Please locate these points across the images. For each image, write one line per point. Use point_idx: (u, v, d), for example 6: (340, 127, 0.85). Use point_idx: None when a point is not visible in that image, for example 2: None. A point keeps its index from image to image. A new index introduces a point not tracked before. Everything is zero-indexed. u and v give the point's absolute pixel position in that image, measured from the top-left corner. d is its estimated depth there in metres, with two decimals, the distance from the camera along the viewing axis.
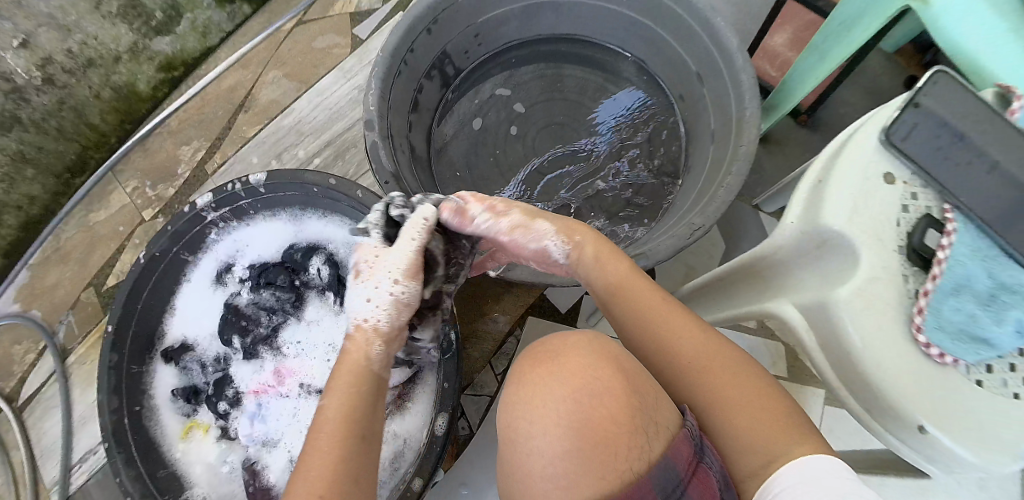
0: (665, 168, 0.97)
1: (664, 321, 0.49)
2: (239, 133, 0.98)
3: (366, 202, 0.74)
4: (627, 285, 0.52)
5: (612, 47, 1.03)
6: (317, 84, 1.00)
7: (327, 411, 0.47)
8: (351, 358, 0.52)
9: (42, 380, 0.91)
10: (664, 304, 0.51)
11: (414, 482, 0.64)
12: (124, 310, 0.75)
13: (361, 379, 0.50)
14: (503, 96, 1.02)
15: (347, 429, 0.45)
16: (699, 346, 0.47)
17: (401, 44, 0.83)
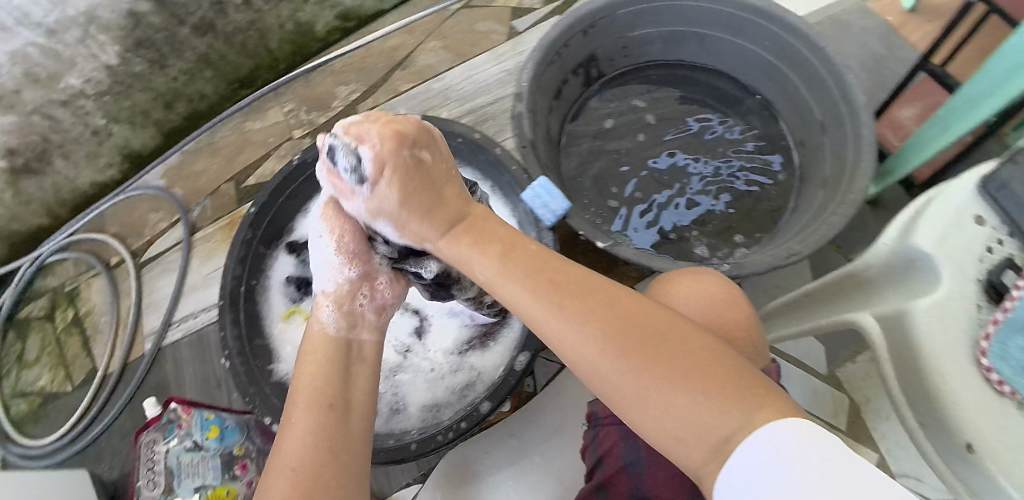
0: (768, 205, 1.01)
1: (572, 321, 0.44)
2: (392, 86, 1.04)
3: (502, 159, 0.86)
4: (536, 315, 0.46)
5: (744, 83, 1.10)
6: (474, 62, 1.05)
7: (298, 391, 0.50)
8: (317, 338, 0.55)
9: (167, 247, 1.01)
10: (562, 308, 0.44)
11: (482, 405, 0.68)
12: (269, 197, 0.81)
13: (328, 357, 0.53)
14: (638, 106, 1.10)
15: (318, 408, 0.47)
16: (600, 338, 0.42)
17: (562, 37, 0.92)
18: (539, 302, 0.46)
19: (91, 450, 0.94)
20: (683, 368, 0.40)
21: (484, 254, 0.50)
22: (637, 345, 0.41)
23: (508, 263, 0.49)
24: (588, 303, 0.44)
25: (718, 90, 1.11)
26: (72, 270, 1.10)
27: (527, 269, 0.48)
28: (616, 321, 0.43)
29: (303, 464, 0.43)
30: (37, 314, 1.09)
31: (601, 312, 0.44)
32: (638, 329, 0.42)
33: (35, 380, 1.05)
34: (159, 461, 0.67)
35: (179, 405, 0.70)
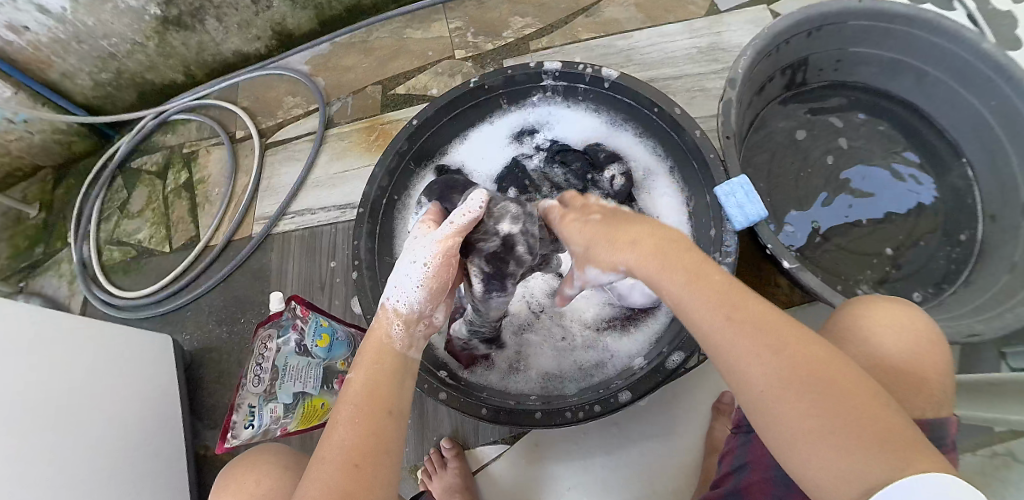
0: (946, 271, 0.83)
1: (737, 341, 0.38)
2: (572, 32, 0.97)
3: (699, 146, 0.68)
4: (692, 313, 0.41)
5: (955, 142, 0.87)
6: (667, 29, 0.97)
7: (347, 393, 0.40)
8: (378, 338, 0.44)
9: (297, 135, 0.97)
10: (728, 325, 0.39)
11: (621, 396, 0.59)
12: (435, 114, 0.75)
13: (379, 358, 0.43)
14: (835, 126, 0.94)
15: (371, 417, 0.38)
16: (771, 371, 0.36)
17: (786, 32, 0.79)
18: (701, 304, 0.41)
19: (184, 314, 0.94)
20: (863, 429, 0.33)
21: (670, 269, 0.44)
22: (808, 385, 0.35)
23: (686, 269, 0.43)
24: (762, 327, 0.38)
25: (915, 133, 0.91)
26: (193, 133, 1.07)
27: (699, 278, 0.42)
28: (787, 354, 0.37)
29: (342, 485, 0.34)
30: (151, 168, 1.09)
31: (776, 343, 0.37)
32: (817, 372, 0.36)
33: (135, 232, 1.05)
34: (268, 358, 0.61)
35: (299, 304, 0.63)
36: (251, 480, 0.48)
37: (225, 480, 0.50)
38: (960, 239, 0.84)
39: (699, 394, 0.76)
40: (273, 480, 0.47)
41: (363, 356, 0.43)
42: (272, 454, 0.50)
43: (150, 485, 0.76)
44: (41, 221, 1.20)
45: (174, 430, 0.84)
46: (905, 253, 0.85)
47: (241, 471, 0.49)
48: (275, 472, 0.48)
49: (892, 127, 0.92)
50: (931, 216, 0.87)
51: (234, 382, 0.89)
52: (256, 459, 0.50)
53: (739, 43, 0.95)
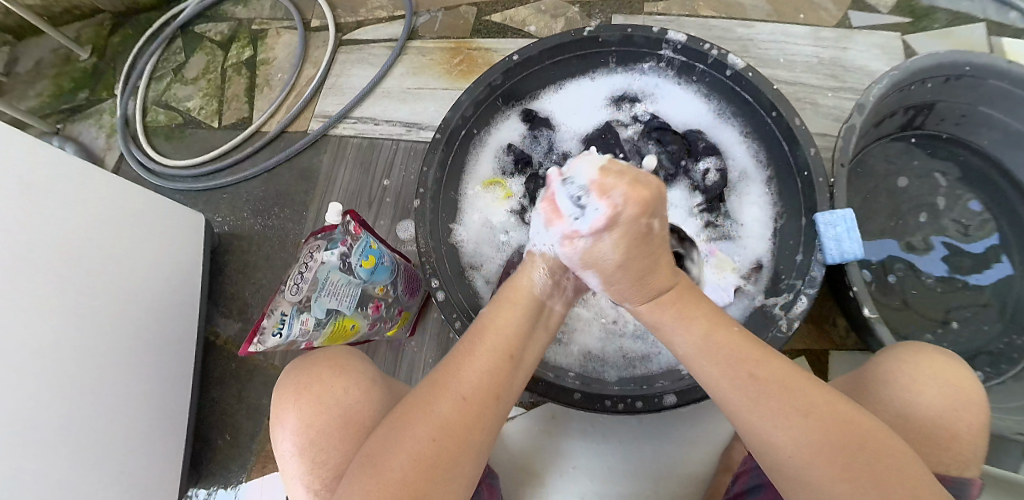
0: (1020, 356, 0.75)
1: (759, 406, 0.37)
2: (692, 3, 0.89)
3: (811, 165, 0.60)
4: (712, 380, 0.40)
5: None
6: (792, 28, 0.88)
7: (483, 331, 0.41)
8: (524, 286, 0.45)
9: (375, 38, 0.90)
10: (750, 393, 0.37)
11: (667, 397, 0.54)
12: (536, 54, 0.68)
13: (525, 309, 0.43)
14: (938, 183, 0.84)
15: (492, 359, 0.39)
16: (800, 437, 0.35)
17: (927, 70, 0.72)
18: (720, 370, 0.39)
19: (220, 196, 0.91)
20: (897, 491, 0.32)
21: (689, 324, 0.42)
22: (841, 451, 0.34)
23: (703, 334, 0.42)
24: (786, 392, 0.37)
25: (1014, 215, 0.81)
26: (266, 10, 1.01)
27: (717, 344, 0.41)
28: (814, 417, 0.35)
29: (452, 420, 0.35)
30: (214, 36, 1.03)
31: (804, 408, 0.36)
32: (848, 436, 0.34)
33: (186, 99, 1.00)
34: (311, 268, 0.56)
35: (354, 221, 0.60)
36: (337, 385, 0.47)
37: (306, 377, 0.48)
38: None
39: (728, 414, 0.71)
40: (360, 390, 0.47)
41: (501, 301, 0.44)
42: (358, 361, 0.51)
43: (154, 358, 0.74)
44: (91, 65, 1.16)
45: (188, 309, 0.82)
46: (968, 327, 0.77)
47: (325, 369, 0.49)
48: (363, 383, 0.48)
49: (988, 202, 0.82)
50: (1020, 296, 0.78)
51: (256, 276, 0.87)
52: (338, 360, 0.50)
53: (866, 62, 0.86)
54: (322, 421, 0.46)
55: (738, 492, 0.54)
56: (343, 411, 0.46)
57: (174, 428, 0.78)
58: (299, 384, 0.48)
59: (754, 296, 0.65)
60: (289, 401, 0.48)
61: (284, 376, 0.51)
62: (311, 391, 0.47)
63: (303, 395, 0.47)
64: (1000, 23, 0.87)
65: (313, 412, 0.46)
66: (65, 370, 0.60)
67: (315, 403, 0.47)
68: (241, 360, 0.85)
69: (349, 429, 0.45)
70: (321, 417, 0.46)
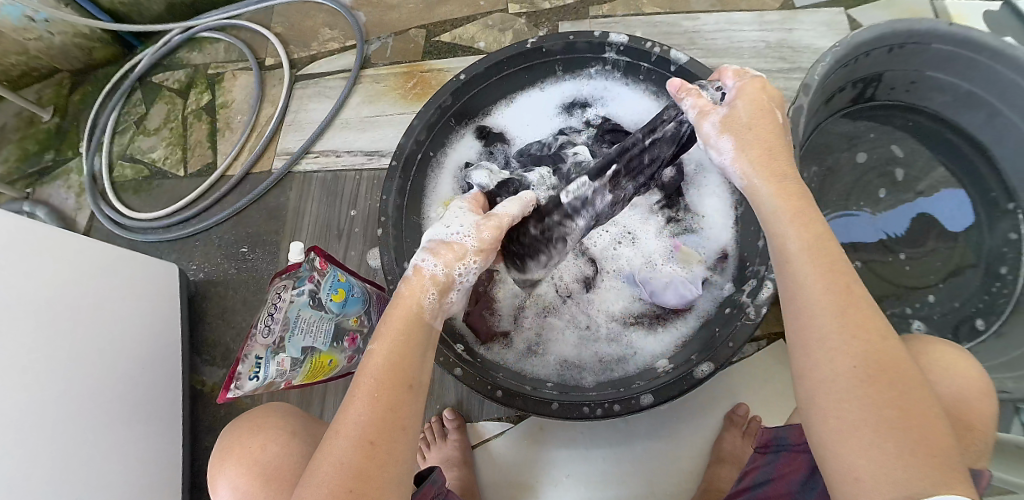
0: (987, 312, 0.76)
1: (829, 316, 0.36)
2: (636, 3, 0.91)
3: None
4: (794, 281, 0.38)
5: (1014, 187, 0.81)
6: (736, 16, 0.90)
7: (366, 367, 0.39)
8: (399, 312, 0.42)
9: (330, 70, 0.91)
10: (833, 303, 0.36)
11: (643, 398, 0.56)
12: (483, 72, 0.70)
13: (411, 332, 0.42)
14: (892, 153, 0.86)
15: (385, 393, 0.37)
16: (857, 355, 0.34)
17: (869, 42, 0.73)
18: (816, 271, 0.38)
19: (193, 243, 0.91)
20: (913, 434, 0.31)
21: (802, 224, 0.40)
22: (883, 381, 0.33)
23: (810, 240, 0.39)
24: (863, 315, 0.35)
25: (972, 174, 0.84)
26: (221, 54, 1.02)
27: (821, 251, 0.39)
28: (879, 345, 0.34)
29: (357, 464, 0.34)
30: (172, 85, 1.03)
31: (873, 336, 0.35)
32: (887, 371, 0.33)
33: (150, 150, 1.01)
34: (280, 308, 0.57)
35: (319, 256, 0.60)
36: (257, 445, 0.50)
37: (232, 441, 0.51)
38: (1000, 276, 0.77)
39: (713, 401, 0.72)
40: (280, 443, 0.49)
41: (388, 324, 0.42)
42: (278, 416, 0.52)
43: (140, 412, 0.74)
44: (54, 126, 1.15)
45: (170, 359, 0.82)
46: (939, 288, 0.79)
47: (245, 433, 0.51)
48: (282, 438, 0.50)
49: (946, 163, 0.85)
50: (981, 252, 0.80)
51: (236, 320, 0.87)
52: (258, 421, 0.52)
53: (812, 41, 0.88)
54: (249, 481, 0.48)
55: (739, 489, 0.53)
56: (271, 467, 0.48)
57: (168, 478, 0.77)
58: (225, 448, 0.52)
59: (722, 286, 0.66)
60: (222, 468, 0.51)
61: (219, 440, 0.53)
62: (235, 455, 0.50)
63: (232, 457, 0.50)
64: None
65: (248, 477, 0.48)
66: (45, 428, 0.59)
67: (248, 466, 0.49)
68: (229, 405, 0.85)
69: (275, 485, 0.47)
70: (249, 479, 0.48)
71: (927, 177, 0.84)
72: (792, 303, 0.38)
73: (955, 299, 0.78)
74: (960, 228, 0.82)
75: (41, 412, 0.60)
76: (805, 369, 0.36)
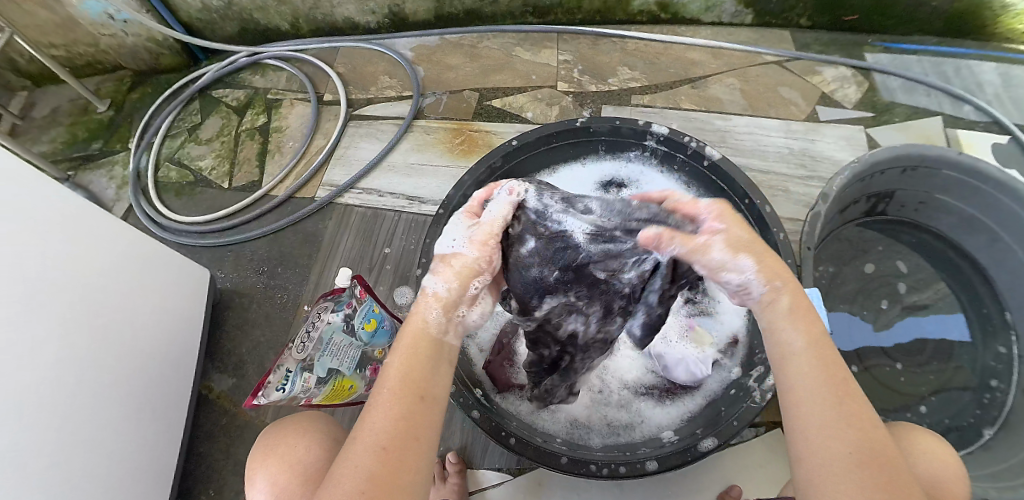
0: (978, 430, 0.78)
1: (831, 412, 0.38)
2: (674, 96, 0.98)
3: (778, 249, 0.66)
4: (794, 374, 0.41)
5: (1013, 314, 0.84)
6: (765, 122, 0.97)
7: (383, 379, 0.41)
8: (416, 326, 0.43)
9: (383, 115, 0.98)
10: (832, 397, 0.39)
11: (648, 463, 0.58)
12: (533, 142, 0.76)
13: (423, 349, 0.43)
14: (900, 267, 0.90)
15: (403, 404, 0.39)
16: (854, 444, 0.36)
17: (885, 162, 0.79)
18: (814, 374, 0.40)
19: (224, 254, 0.95)
20: None
21: (798, 327, 0.42)
22: (881, 469, 0.35)
23: (809, 342, 0.42)
24: (858, 408, 0.38)
25: (974, 294, 0.88)
26: (283, 82, 1.09)
27: (816, 353, 0.41)
28: (873, 437, 0.37)
29: (373, 468, 0.36)
30: (231, 101, 1.10)
31: (868, 429, 0.37)
32: (889, 470, 0.35)
33: (199, 157, 1.06)
34: (318, 327, 0.60)
35: (360, 285, 0.64)
36: (300, 445, 0.53)
37: (273, 443, 0.54)
38: (988, 395, 0.80)
39: (709, 484, 0.73)
40: (320, 449, 0.52)
41: (402, 340, 0.43)
42: (321, 425, 0.56)
43: (148, 408, 0.75)
44: (108, 118, 1.22)
45: (185, 363, 0.83)
46: (931, 400, 0.81)
47: (289, 434, 0.54)
48: (322, 443, 0.53)
49: (948, 281, 0.89)
50: (976, 371, 0.83)
51: (254, 333, 0.89)
52: (302, 424, 0.55)
53: (832, 152, 0.95)
54: (288, 477, 0.50)
55: None
56: (308, 468, 0.50)
57: (159, 480, 0.77)
58: (266, 447, 0.54)
59: (730, 370, 0.69)
60: (262, 466, 0.53)
61: (255, 446, 0.56)
62: (275, 453, 0.53)
63: (271, 456, 0.53)
64: (957, 115, 0.98)
65: (282, 480, 0.50)
66: (60, 408, 0.61)
67: (285, 465, 0.51)
68: (233, 415, 0.86)
69: (309, 483, 0.49)
70: (286, 475, 0.51)
71: (931, 290, 0.88)
72: (791, 393, 0.40)
73: (947, 411, 0.80)
74: (960, 346, 0.85)
75: (61, 392, 0.62)
76: (807, 450, 0.38)
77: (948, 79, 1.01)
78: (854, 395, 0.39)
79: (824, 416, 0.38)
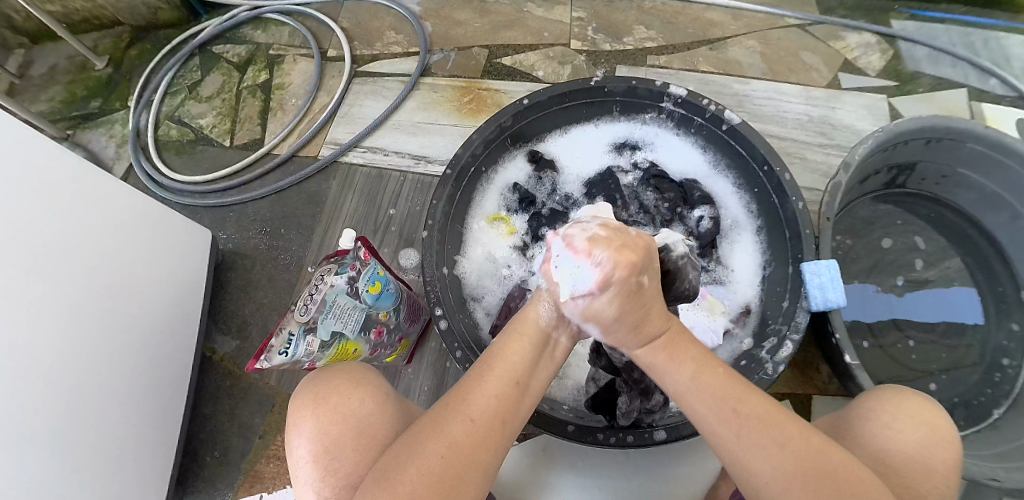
0: (986, 406, 0.77)
1: (736, 434, 0.40)
2: (691, 59, 0.94)
3: (796, 218, 0.64)
4: (704, 421, 0.42)
5: None
6: (785, 87, 0.93)
7: (492, 362, 0.44)
8: (530, 320, 0.47)
9: (389, 73, 0.95)
10: (736, 428, 0.40)
11: (657, 433, 0.57)
12: (545, 101, 0.73)
13: (533, 347, 0.46)
14: (915, 241, 0.88)
15: (499, 385, 0.42)
16: (780, 469, 0.38)
17: (911, 132, 0.75)
18: (714, 415, 0.41)
19: (227, 213, 0.94)
20: None
21: (679, 365, 0.44)
22: (809, 480, 0.37)
23: (692, 376, 0.43)
24: (767, 426, 0.40)
25: (989, 273, 0.85)
26: (285, 37, 1.05)
27: (706, 383, 0.43)
28: (792, 449, 0.38)
29: (464, 440, 0.38)
30: (231, 57, 1.06)
31: (781, 442, 0.39)
32: (819, 467, 0.37)
33: (199, 115, 1.03)
34: (321, 290, 0.57)
35: (364, 247, 0.63)
36: (354, 397, 0.50)
37: (324, 389, 0.51)
38: (998, 375, 0.79)
39: (712, 453, 0.73)
40: (374, 404, 0.51)
41: (513, 333, 0.47)
42: (375, 378, 0.54)
43: (152, 365, 0.75)
44: (106, 75, 1.18)
45: (188, 323, 0.83)
46: (940, 379, 0.79)
47: (342, 383, 0.51)
48: (376, 397, 0.51)
49: (964, 258, 0.87)
50: (987, 347, 0.81)
51: (257, 294, 0.88)
52: (356, 375, 0.53)
53: (853, 121, 0.91)
54: (340, 429, 0.49)
55: None
56: (361, 422, 0.49)
57: (165, 437, 0.78)
58: (317, 392, 0.51)
59: (742, 341, 0.67)
60: (309, 410, 0.50)
61: (300, 387, 0.53)
62: (332, 402, 0.50)
63: (323, 404, 0.50)
64: (983, 88, 0.94)
65: (329, 423, 0.49)
66: (63, 362, 0.61)
67: (332, 412, 0.49)
68: (236, 376, 0.86)
69: (365, 441, 0.48)
70: (337, 427, 0.49)
71: (946, 267, 0.86)
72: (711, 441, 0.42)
73: (956, 389, 0.79)
74: (973, 323, 0.83)
75: (66, 347, 0.61)
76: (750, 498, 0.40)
77: (977, 49, 0.97)
78: (759, 410, 0.41)
79: (736, 453, 0.40)
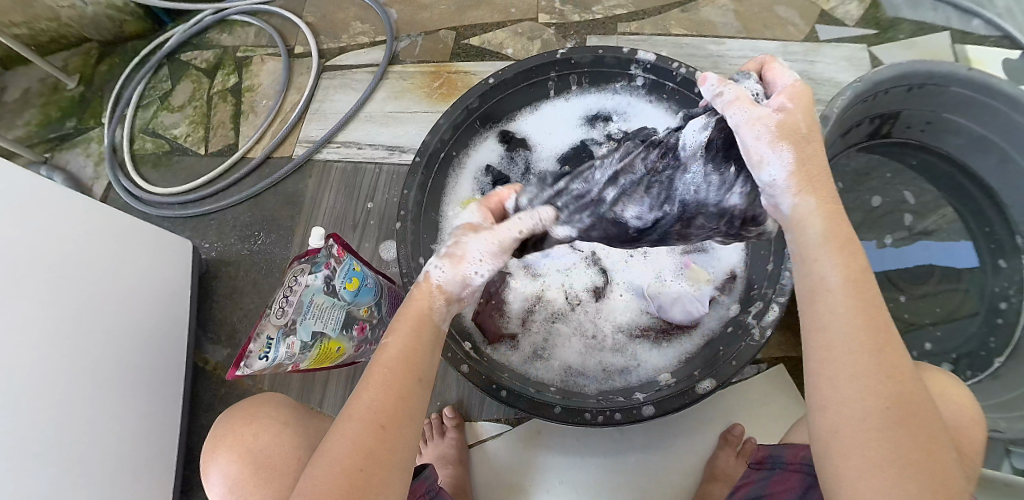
0: (984, 354, 0.77)
1: (867, 353, 0.34)
2: (663, 24, 0.92)
3: None
4: (826, 320, 0.36)
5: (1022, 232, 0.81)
6: (760, 44, 0.92)
7: (378, 358, 0.40)
8: (417, 305, 0.43)
9: (358, 65, 0.94)
10: (865, 339, 0.34)
11: (645, 409, 0.57)
12: (511, 78, 0.72)
13: (420, 328, 0.42)
14: (905, 192, 0.87)
15: (398, 384, 0.39)
16: (884, 399, 0.33)
17: (890, 79, 0.73)
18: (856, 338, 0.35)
19: (208, 221, 0.93)
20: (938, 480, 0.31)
21: (841, 259, 0.37)
22: (910, 423, 0.32)
23: (852, 277, 0.36)
24: (893, 352, 0.34)
25: (982, 218, 0.84)
26: (251, 38, 1.04)
27: (860, 290, 0.36)
28: (907, 389, 0.33)
29: (366, 444, 0.36)
30: (199, 63, 1.05)
31: (900, 374, 0.34)
32: (919, 418, 0.32)
33: (173, 125, 1.02)
34: (295, 292, 0.58)
35: (337, 244, 0.62)
36: (251, 432, 0.51)
37: (226, 429, 0.53)
38: (996, 322, 0.78)
39: (710, 421, 0.73)
40: (270, 434, 0.51)
41: (399, 320, 0.43)
42: (272, 407, 0.54)
43: (145, 380, 0.75)
44: (78, 94, 1.16)
45: (178, 335, 0.83)
46: (936, 333, 0.79)
47: (240, 421, 0.53)
48: (274, 428, 0.51)
49: (957, 206, 0.85)
50: (985, 294, 0.80)
51: (244, 301, 0.88)
52: (251, 409, 0.53)
53: (833, 74, 0.89)
54: (240, 467, 0.50)
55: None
56: (259, 455, 0.50)
57: (165, 450, 0.78)
58: (219, 436, 0.53)
59: (728, 307, 0.67)
60: (215, 453, 0.52)
61: (217, 425, 0.55)
62: (228, 443, 0.52)
63: (221, 446, 0.52)
64: (966, 30, 0.91)
65: (237, 459, 0.50)
66: (51, 384, 0.60)
67: (234, 451, 0.51)
68: (230, 384, 0.86)
69: (265, 472, 0.49)
70: (238, 464, 0.50)
71: (938, 217, 0.85)
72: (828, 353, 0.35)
73: (955, 342, 0.78)
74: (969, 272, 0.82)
75: (55, 369, 0.61)
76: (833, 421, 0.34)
77: None
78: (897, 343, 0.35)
79: (854, 370, 0.34)
